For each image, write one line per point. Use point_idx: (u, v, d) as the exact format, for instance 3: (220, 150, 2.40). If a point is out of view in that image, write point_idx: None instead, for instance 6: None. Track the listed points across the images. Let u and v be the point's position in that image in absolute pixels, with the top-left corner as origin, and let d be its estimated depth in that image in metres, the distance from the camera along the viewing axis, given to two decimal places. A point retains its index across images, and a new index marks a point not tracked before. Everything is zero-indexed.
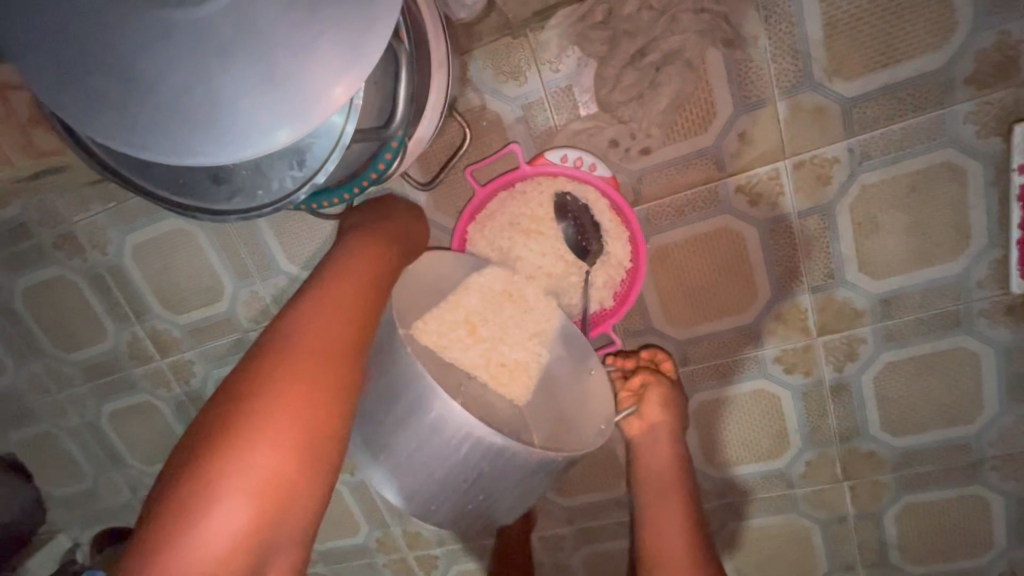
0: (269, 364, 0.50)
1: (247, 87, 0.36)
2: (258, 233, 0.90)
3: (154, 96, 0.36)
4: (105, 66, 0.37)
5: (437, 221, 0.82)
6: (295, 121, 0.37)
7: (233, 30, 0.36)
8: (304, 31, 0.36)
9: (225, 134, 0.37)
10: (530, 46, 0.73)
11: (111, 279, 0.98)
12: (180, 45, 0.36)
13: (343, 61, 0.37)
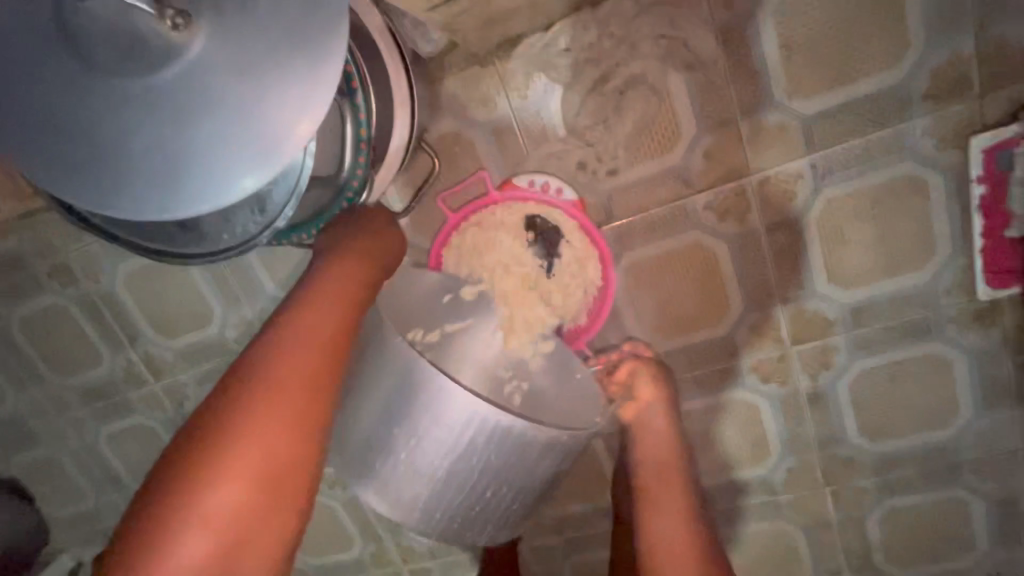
0: (245, 392, 0.51)
1: (202, 146, 0.39)
2: (244, 259, 0.92)
3: (117, 159, 0.40)
4: (73, 132, 0.39)
5: (415, 244, 0.84)
6: (246, 176, 0.39)
7: (186, 95, 0.39)
8: (253, 91, 0.39)
9: (181, 191, 0.39)
10: (497, 74, 0.75)
11: (105, 307, 1.01)
12: (139, 112, 0.39)
13: (290, 119, 0.39)
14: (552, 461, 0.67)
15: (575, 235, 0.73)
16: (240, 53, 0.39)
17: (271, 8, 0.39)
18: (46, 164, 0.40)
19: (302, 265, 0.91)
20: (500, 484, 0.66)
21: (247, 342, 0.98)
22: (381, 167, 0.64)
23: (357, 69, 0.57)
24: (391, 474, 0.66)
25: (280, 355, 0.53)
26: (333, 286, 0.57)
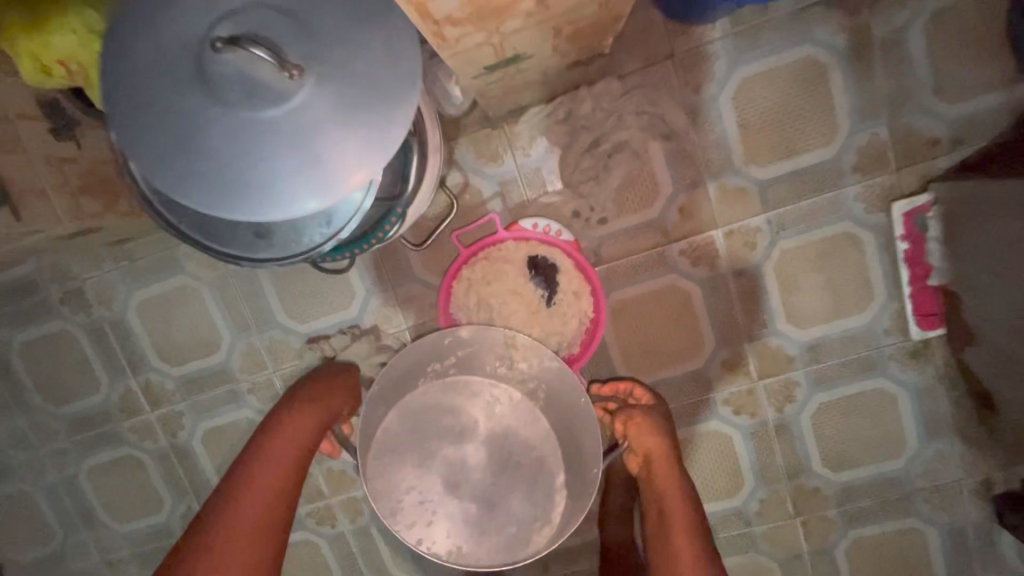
0: (235, 502, 0.74)
1: (300, 169, 0.49)
2: (260, 290, 0.99)
3: (229, 173, 0.49)
4: (193, 149, 0.48)
5: (424, 278, 0.93)
6: (334, 195, 0.49)
7: (291, 127, 0.48)
8: (347, 130, 0.49)
9: (280, 203, 0.49)
10: (507, 134, 0.88)
11: (112, 333, 1.04)
12: (251, 138, 0.48)
13: (373, 155, 0.50)
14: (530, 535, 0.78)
15: (572, 272, 0.84)
16: (338, 98, 0.48)
17: (366, 64, 0.49)
18: (165, 175, 0.49)
19: (314, 297, 0.97)
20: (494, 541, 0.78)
21: (251, 370, 1.03)
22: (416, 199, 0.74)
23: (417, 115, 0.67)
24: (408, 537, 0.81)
25: (258, 475, 0.76)
26: (289, 426, 0.81)
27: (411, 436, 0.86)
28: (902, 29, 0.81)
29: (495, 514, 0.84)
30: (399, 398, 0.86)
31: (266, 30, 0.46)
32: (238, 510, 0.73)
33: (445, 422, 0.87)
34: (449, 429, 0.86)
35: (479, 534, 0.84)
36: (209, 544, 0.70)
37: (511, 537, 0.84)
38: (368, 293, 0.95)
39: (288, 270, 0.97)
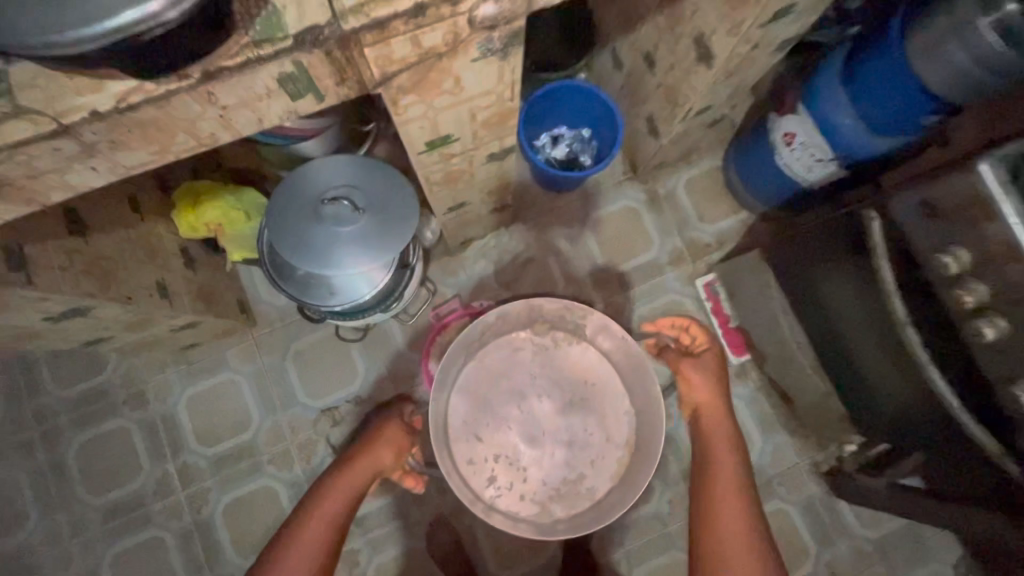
0: (327, 484, 1.05)
1: (359, 248, 0.95)
2: (287, 377, 1.36)
3: (322, 251, 0.95)
4: (304, 241, 0.95)
5: (409, 355, 1.36)
6: (375, 261, 0.96)
7: (357, 229, 0.96)
8: (384, 230, 0.97)
9: (347, 266, 0.95)
10: (459, 259, 1.41)
11: (162, 425, 1.34)
12: (336, 235, 0.95)
13: (397, 242, 0.97)
14: (597, 467, 1.14)
15: None
16: (382, 217, 0.97)
17: (396, 203, 0.99)
18: (289, 253, 0.95)
19: (329, 378, 1.35)
20: (580, 479, 1.14)
21: (274, 443, 1.33)
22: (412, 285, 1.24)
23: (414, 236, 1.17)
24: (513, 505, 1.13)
25: (343, 471, 1.07)
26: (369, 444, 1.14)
27: (490, 405, 1.17)
28: (675, 189, 1.46)
29: (576, 450, 1.15)
30: (472, 372, 1.17)
31: (349, 193, 0.97)
32: (329, 490, 1.03)
33: (508, 380, 1.18)
34: (518, 387, 1.17)
35: (570, 481, 1.14)
36: (310, 506, 1.01)
37: (592, 472, 1.14)
38: (369, 370, 1.36)
39: (310, 360, 1.36)
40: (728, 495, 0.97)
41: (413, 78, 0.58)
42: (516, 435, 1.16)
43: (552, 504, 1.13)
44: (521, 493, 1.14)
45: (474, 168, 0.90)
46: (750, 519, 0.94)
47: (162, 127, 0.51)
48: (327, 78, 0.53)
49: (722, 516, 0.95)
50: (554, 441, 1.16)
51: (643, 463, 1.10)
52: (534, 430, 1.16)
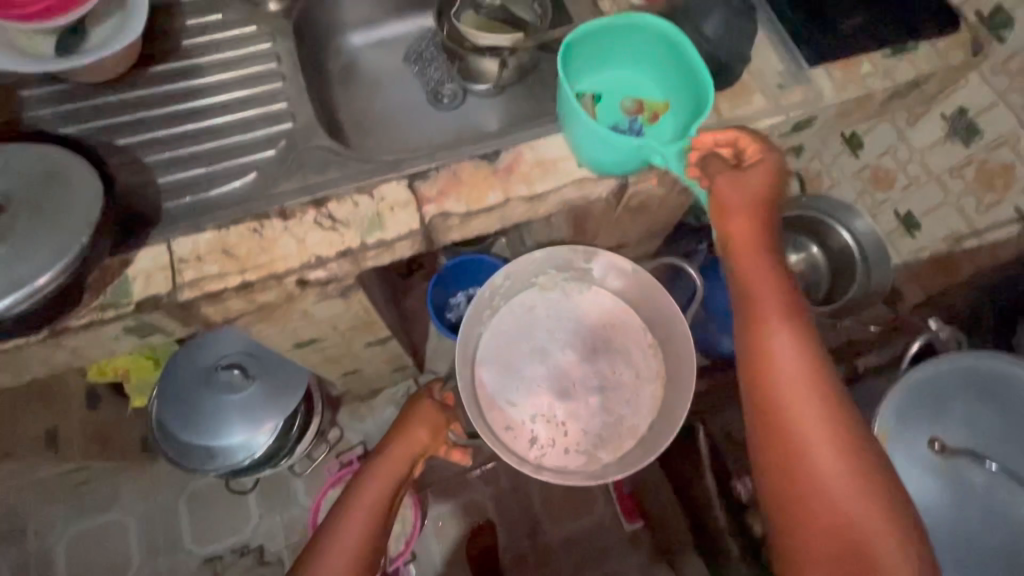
0: (366, 473, 0.89)
1: (247, 419, 1.03)
2: (178, 520, 1.34)
3: (210, 422, 1.02)
4: (194, 412, 1.02)
5: (305, 502, 1.36)
6: (262, 430, 1.03)
7: (246, 400, 1.04)
8: (273, 400, 1.05)
9: (234, 436, 1.02)
10: (369, 404, 1.45)
11: (34, 566, 1.29)
12: (227, 405, 1.03)
13: (285, 409, 1.05)
14: (624, 403, 0.90)
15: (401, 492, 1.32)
16: (271, 386, 1.05)
17: (286, 370, 1.07)
18: (178, 425, 1.01)
19: (220, 523, 1.34)
20: (614, 409, 0.90)
21: None
22: (306, 440, 1.26)
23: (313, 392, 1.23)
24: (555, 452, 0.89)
25: (379, 463, 0.90)
26: (405, 438, 0.94)
27: (515, 365, 0.92)
28: None
29: (611, 394, 0.91)
30: None
31: (240, 361, 1.05)
32: (368, 483, 0.87)
33: (537, 342, 0.94)
34: (540, 343, 0.93)
35: (609, 419, 0.90)
36: (350, 499, 0.85)
37: (627, 407, 0.90)
38: (262, 517, 1.35)
39: (205, 502, 1.35)
40: (755, 280, 0.57)
41: (257, 317, 0.68)
42: (542, 393, 0.91)
43: (596, 448, 0.88)
44: (563, 429, 0.89)
45: (354, 351, 0.99)
46: (791, 303, 0.56)
47: (15, 363, 0.60)
48: (171, 325, 0.63)
49: (768, 330, 0.55)
50: (586, 391, 0.91)
51: (682, 388, 0.87)
52: (553, 348, 0.93)
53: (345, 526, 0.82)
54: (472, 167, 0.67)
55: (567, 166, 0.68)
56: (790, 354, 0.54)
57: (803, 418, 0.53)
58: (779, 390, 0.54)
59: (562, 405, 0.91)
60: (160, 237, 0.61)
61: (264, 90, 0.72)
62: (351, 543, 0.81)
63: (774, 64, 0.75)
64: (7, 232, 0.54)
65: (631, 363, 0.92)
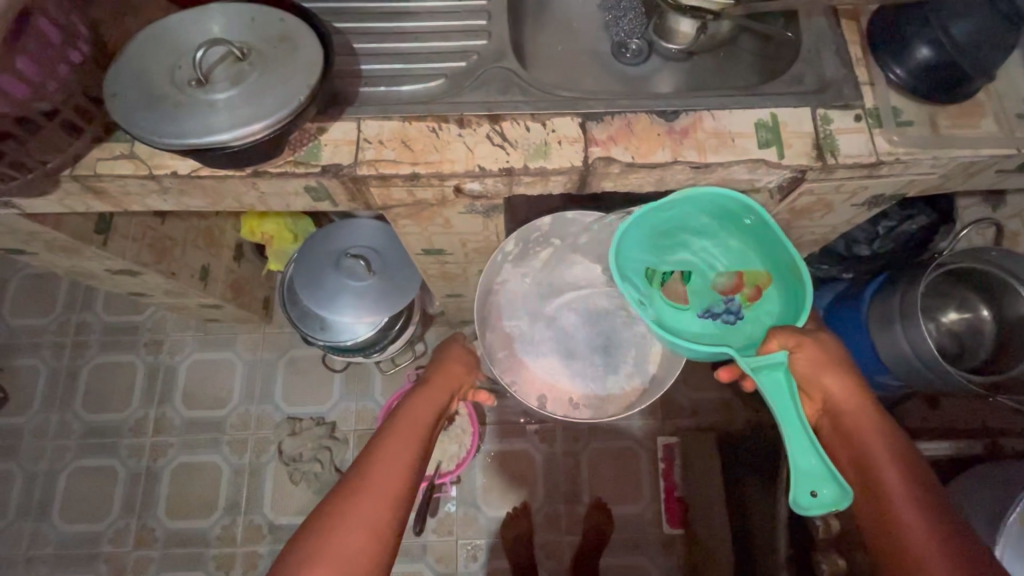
0: (404, 406, 0.83)
1: (359, 305, 1.13)
2: (275, 376, 1.53)
3: (330, 298, 1.13)
4: (320, 284, 1.14)
5: (379, 399, 1.49)
6: (368, 320, 1.14)
7: (364, 290, 1.14)
8: (384, 298, 1.14)
9: (346, 317, 1.13)
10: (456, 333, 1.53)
11: (162, 373, 1.54)
12: (348, 288, 1.14)
13: (391, 309, 1.14)
14: (621, 364, 0.98)
15: (466, 417, 1.39)
16: (386, 286, 1.15)
17: (402, 277, 1.16)
18: (306, 291, 1.13)
19: (305, 390, 1.51)
20: (612, 368, 0.98)
21: (238, 427, 1.49)
22: (398, 344, 1.35)
23: (417, 303, 1.30)
24: (565, 408, 0.97)
25: (419, 395, 0.85)
26: (449, 373, 0.93)
27: (521, 329, 0.99)
28: None
29: (610, 352, 0.98)
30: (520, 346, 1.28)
31: (366, 254, 1.16)
32: (410, 412, 0.81)
33: (544, 309, 1.00)
34: (547, 309, 0.99)
35: (607, 378, 0.98)
36: (389, 429, 0.78)
37: (624, 364, 0.98)
38: (340, 398, 1.50)
39: (298, 369, 1.53)
40: (856, 421, 0.67)
41: (408, 211, 0.74)
42: (546, 356, 0.99)
43: (599, 405, 0.97)
44: (568, 387, 0.98)
45: (467, 274, 1.05)
46: (886, 434, 0.65)
47: (215, 191, 0.70)
48: (340, 196, 0.70)
49: (874, 461, 0.63)
50: (587, 351, 0.99)
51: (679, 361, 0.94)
52: (555, 314, 0.99)
53: (391, 451, 0.74)
54: (647, 122, 0.66)
55: (745, 145, 0.65)
56: (897, 480, 0.61)
57: (910, 536, 0.58)
58: (891, 503, 0.60)
59: (565, 367, 0.98)
60: (353, 115, 0.68)
61: (470, 5, 0.76)
62: (398, 468, 0.72)
63: (1019, 91, 0.66)
64: (242, 77, 0.62)
65: (621, 326, 0.99)
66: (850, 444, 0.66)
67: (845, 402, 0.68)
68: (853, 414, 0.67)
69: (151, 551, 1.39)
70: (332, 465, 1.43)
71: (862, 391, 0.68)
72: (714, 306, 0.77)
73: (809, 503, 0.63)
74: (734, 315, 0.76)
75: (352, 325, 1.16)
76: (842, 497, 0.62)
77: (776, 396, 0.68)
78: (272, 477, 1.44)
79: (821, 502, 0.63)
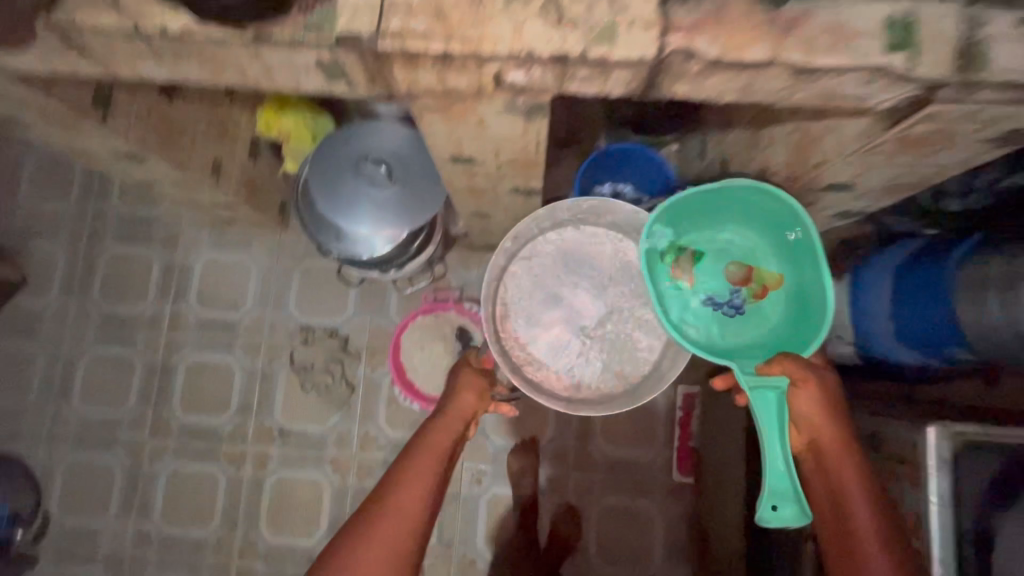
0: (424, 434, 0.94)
1: (379, 219, 1.06)
2: (289, 283, 1.49)
3: (347, 208, 1.05)
4: (338, 191, 1.05)
5: (394, 317, 1.45)
6: (387, 235, 1.07)
7: (383, 202, 1.06)
8: (405, 212, 1.06)
9: (364, 230, 1.06)
10: (478, 258, 1.46)
11: (178, 271, 1.51)
12: (367, 200, 1.06)
13: (411, 227, 1.07)
14: (631, 352, 1.05)
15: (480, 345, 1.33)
16: (408, 200, 1.06)
17: (425, 190, 1.07)
18: (322, 198, 1.05)
19: (319, 301, 1.47)
20: (623, 356, 1.05)
21: (252, 332, 1.47)
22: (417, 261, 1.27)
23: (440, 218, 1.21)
24: (581, 393, 1.04)
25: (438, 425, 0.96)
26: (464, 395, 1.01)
27: (532, 316, 1.06)
28: None
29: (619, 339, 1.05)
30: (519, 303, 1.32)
31: (389, 160, 1.06)
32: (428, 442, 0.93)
33: (558, 281, 1.06)
34: (555, 297, 1.07)
35: (618, 365, 1.05)
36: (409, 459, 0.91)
37: (636, 350, 1.05)
38: (355, 314, 1.46)
39: (313, 279, 1.48)
40: (834, 453, 0.79)
41: (436, 104, 0.63)
42: (558, 343, 1.06)
43: (612, 392, 1.04)
44: (582, 376, 1.05)
45: (497, 192, 0.94)
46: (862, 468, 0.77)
47: (214, 59, 0.60)
48: (359, 76, 0.59)
49: (850, 490, 0.76)
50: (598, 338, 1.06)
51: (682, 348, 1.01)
52: (565, 301, 1.06)
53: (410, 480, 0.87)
54: (743, 6, 0.52)
55: (866, 45, 0.51)
56: (864, 518, 0.74)
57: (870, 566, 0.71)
58: (860, 534, 0.73)
59: (577, 356, 1.05)
60: None
61: None
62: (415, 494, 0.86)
63: None
64: None
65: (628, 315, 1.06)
66: (833, 473, 0.78)
67: (826, 438, 0.80)
68: (830, 444, 0.79)
69: (166, 441, 1.43)
70: (344, 378, 1.42)
71: (842, 428, 0.80)
72: (718, 296, 0.98)
73: (770, 516, 0.81)
74: (733, 307, 0.97)
75: (369, 235, 1.08)
76: (797, 518, 0.80)
77: (767, 415, 0.84)
78: (283, 383, 1.43)
79: (778, 517, 0.81)
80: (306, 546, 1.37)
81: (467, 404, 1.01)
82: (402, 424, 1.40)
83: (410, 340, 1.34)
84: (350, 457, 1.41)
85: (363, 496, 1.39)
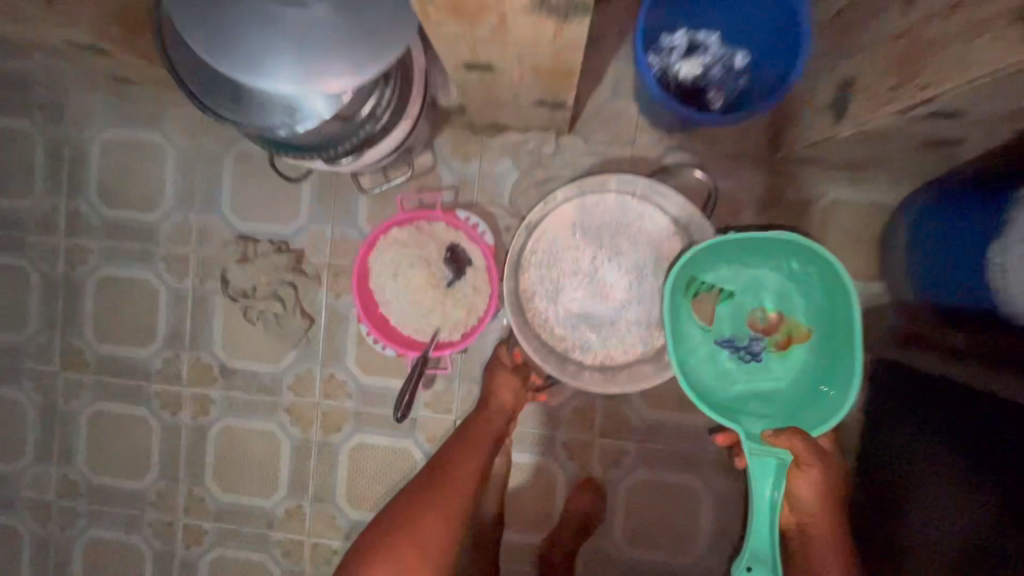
0: (462, 439, 0.96)
1: (292, 56, 0.62)
2: (220, 174, 1.07)
3: (238, 40, 0.62)
4: (222, 12, 0.63)
5: (363, 227, 1.04)
6: (309, 83, 0.62)
7: (298, 27, 0.62)
8: (336, 43, 0.62)
9: (269, 75, 0.62)
10: (481, 144, 1.02)
11: (69, 153, 1.10)
12: (270, 25, 0.62)
13: (349, 68, 0.62)
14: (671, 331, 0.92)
15: (480, 272, 0.94)
16: (341, 22, 0.62)
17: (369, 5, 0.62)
18: (196, 24, 0.62)
19: (262, 201, 1.06)
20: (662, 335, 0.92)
21: (175, 240, 1.09)
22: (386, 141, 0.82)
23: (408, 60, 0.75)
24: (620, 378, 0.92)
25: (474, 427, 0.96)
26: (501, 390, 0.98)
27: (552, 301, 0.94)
28: (807, 204, 1.00)
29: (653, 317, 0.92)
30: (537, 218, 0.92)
31: None
32: (467, 445, 0.95)
33: (579, 245, 0.93)
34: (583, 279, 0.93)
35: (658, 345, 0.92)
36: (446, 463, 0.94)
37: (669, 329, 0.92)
38: (311, 220, 1.05)
39: (252, 170, 1.06)
40: (819, 531, 0.82)
41: None
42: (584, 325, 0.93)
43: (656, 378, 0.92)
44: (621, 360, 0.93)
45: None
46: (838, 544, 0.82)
47: None
48: None
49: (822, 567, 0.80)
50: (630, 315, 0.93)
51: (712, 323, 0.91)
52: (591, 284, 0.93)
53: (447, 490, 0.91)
54: None
55: None
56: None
57: None
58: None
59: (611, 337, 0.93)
60: None
61: None
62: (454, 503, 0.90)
63: None
64: None
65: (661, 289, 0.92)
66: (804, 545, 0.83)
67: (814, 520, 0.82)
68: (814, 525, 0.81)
69: (82, 376, 1.12)
70: (298, 307, 1.05)
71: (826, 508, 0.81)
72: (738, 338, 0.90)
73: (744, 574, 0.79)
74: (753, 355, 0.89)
75: (299, 99, 0.66)
76: None
77: (760, 480, 0.80)
78: (221, 310, 1.08)
79: None
80: (264, 508, 1.12)
81: (503, 403, 0.98)
82: (376, 369, 1.07)
83: (381, 261, 0.94)
84: (312, 406, 1.09)
85: (330, 454, 1.10)
